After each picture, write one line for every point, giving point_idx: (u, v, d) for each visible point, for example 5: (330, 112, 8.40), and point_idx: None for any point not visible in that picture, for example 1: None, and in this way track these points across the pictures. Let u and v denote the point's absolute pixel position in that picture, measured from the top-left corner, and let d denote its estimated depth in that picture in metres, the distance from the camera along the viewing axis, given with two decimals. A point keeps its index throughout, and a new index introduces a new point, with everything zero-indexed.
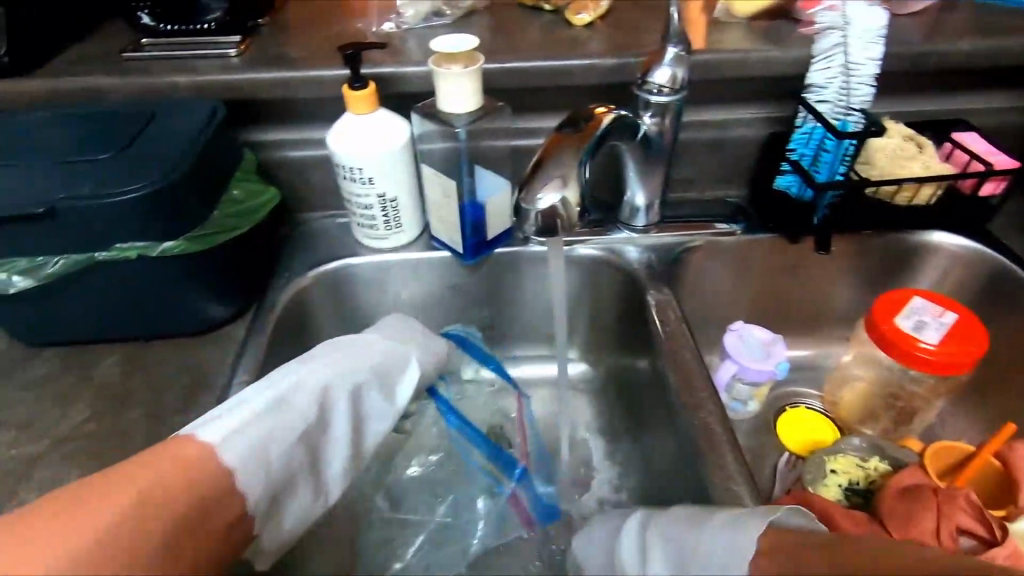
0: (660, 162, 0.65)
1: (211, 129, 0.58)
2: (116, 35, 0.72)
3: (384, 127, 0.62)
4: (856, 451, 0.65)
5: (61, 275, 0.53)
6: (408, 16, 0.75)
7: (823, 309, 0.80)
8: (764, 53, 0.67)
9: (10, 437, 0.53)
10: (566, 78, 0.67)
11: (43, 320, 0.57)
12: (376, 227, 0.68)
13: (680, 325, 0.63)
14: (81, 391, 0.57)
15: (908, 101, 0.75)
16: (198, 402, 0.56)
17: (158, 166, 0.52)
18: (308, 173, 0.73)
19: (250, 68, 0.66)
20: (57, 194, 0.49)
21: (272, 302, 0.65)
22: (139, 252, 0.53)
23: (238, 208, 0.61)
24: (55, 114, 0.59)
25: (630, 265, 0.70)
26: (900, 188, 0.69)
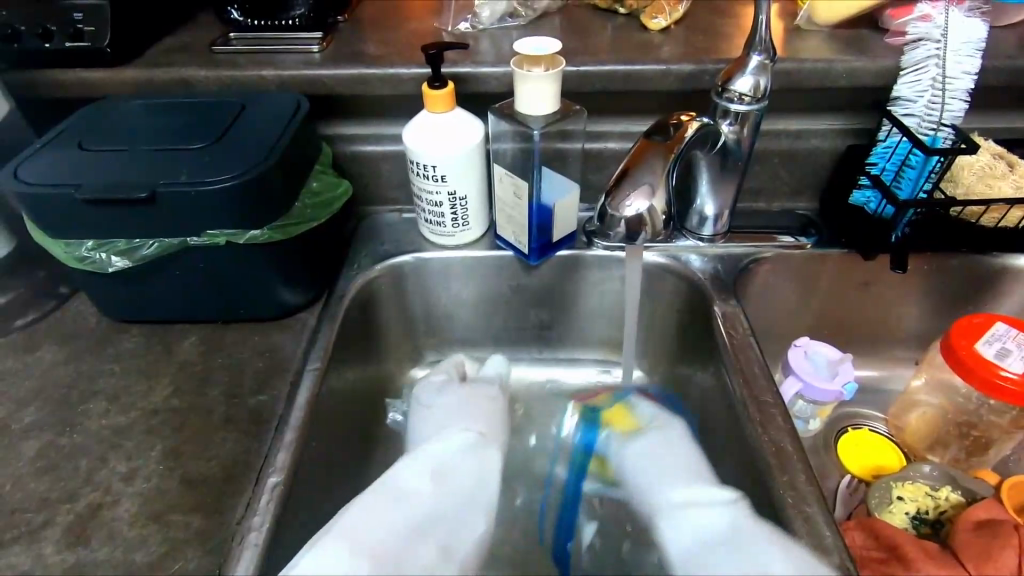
0: (735, 171, 0.64)
1: (297, 123, 0.60)
2: (205, 29, 0.75)
3: (460, 127, 0.62)
4: (926, 479, 0.63)
5: (154, 257, 0.56)
6: (483, 17, 0.75)
7: (893, 329, 0.77)
8: (849, 64, 0.65)
9: (101, 407, 0.56)
10: (643, 83, 0.66)
11: (135, 298, 0.61)
12: (443, 224, 0.69)
13: (746, 338, 0.62)
14: (165, 367, 0.60)
15: (999, 117, 0.71)
16: (273, 385, 0.58)
17: (249, 157, 0.55)
18: (380, 168, 0.75)
19: (331, 64, 0.68)
20: (158, 180, 0.52)
21: (342, 292, 0.67)
22: (227, 239, 0.55)
23: (316, 200, 0.63)
24: (154, 104, 0.62)
25: (694, 273, 0.69)
26: (987, 209, 0.66)
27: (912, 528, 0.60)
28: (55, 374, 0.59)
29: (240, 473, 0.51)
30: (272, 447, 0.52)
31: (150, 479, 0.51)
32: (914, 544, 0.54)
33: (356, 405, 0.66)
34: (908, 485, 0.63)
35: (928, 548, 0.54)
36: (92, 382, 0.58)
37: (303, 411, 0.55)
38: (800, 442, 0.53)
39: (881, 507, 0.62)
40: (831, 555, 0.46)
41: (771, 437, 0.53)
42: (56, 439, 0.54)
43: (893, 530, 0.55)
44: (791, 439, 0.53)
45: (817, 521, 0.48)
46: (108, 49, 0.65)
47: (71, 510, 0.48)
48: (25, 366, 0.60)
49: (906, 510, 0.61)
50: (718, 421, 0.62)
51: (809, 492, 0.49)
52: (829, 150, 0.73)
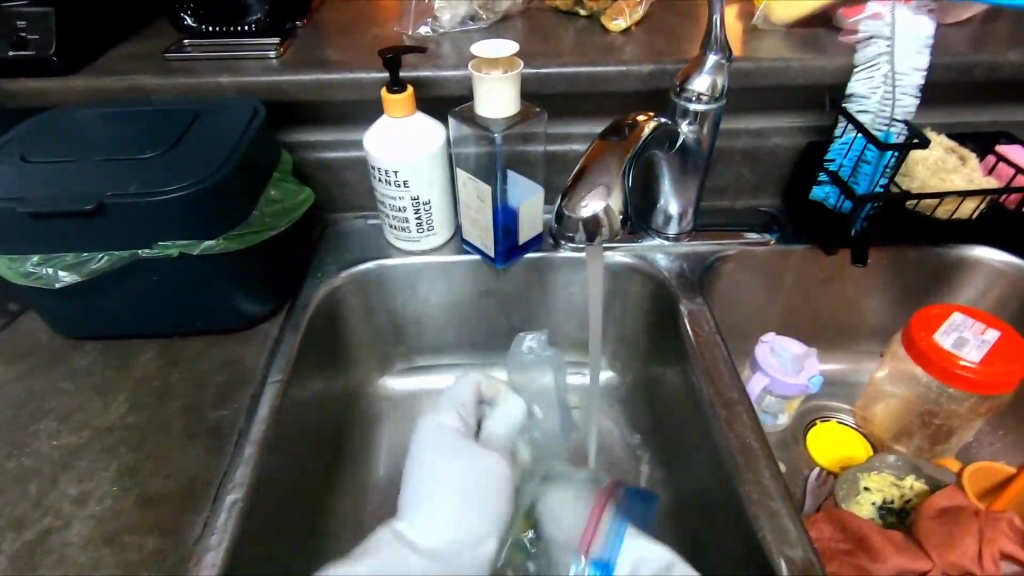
0: (697, 171, 0.64)
1: (252, 129, 0.59)
2: (159, 37, 0.73)
3: (421, 132, 0.62)
4: (892, 469, 0.64)
5: (104, 271, 0.54)
6: (445, 21, 0.75)
7: (856, 323, 0.79)
8: (805, 62, 0.67)
9: (52, 427, 0.54)
10: (604, 84, 0.66)
11: (89, 314, 0.59)
12: (408, 230, 0.68)
13: (712, 336, 0.63)
14: (121, 384, 0.58)
15: (950, 112, 0.73)
16: (233, 399, 0.57)
17: (200, 166, 0.53)
18: (343, 174, 0.74)
19: (289, 70, 0.67)
20: (104, 191, 0.51)
21: (305, 302, 0.66)
22: (180, 251, 0.54)
23: (275, 208, 0.62)
24: (103, 113, 0.60)
25: (660, 272, 0.69)
26: (941, 202, 0.67)
27: (879, 518, 0.61)
28: (4, 395, 0.57)
29: (198, 492, 0.49)
30: (231, 464, 0.51)
31: (103, 501, 0.49)
32: (880, 535, 0.55)
33: (322, 417, 0.65)
34: (874, 476, 0.63)
35: (894, 538, 0.55)
36: (42, 402, 0.56)
37: (264, 424, 0.54)
38: (765, 439, 0.53)
39: (849, 498, 0.62)
40: (796, 549, 0.46)
41: (736, 435, 0.54)
42: (4, 463, 0.51)
43: (860, 521, 0.56)
44: (757, 437, 0.53)
45: (782, 516, 0.48)
46: (55, 57, 0.63)
47: (19, 536, 0.47)
48: None
49: (872, 500, 0.62)
50: (686, 419, 0.62)
51: (775, 487, 0.50)
52: (790, 147, 0.74)
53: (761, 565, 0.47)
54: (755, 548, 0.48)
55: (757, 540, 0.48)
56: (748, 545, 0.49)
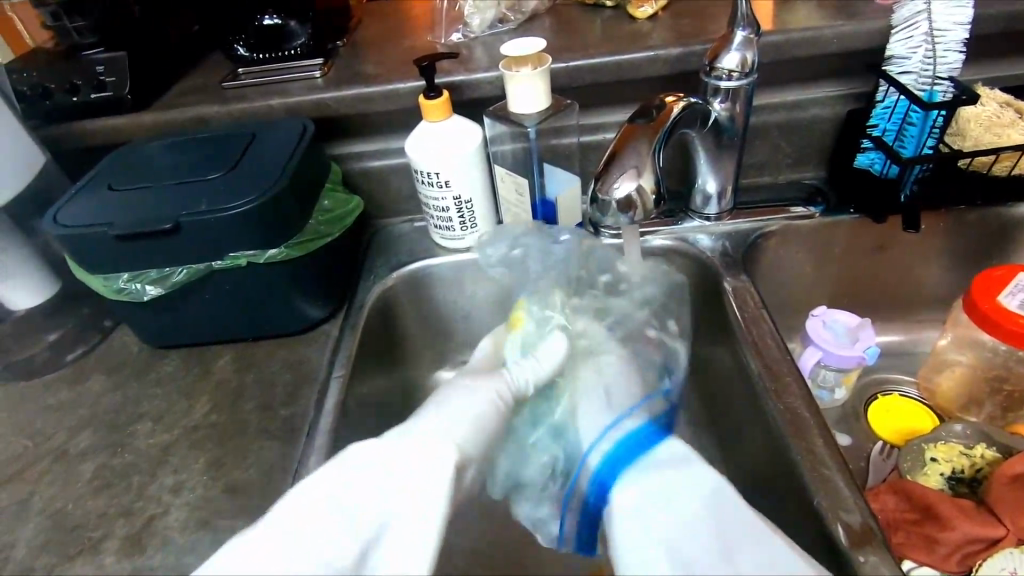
0: (733, 148, 0.65)
1: (304, 144, 0.63)
2: (217, 68, 0.80)
3: (458, 133, 0.65)
4: (960, 439, 0.62)
5: (184, 283, 0.60)
6: (475, 26, 0.77)
7: (912, 292, 0.76)
8: (839, 29, 0.66)
9: (148, 426, 0.60)
10: (633, 71, 0.68)
11: (171, 323, 0.64)
12: (452, 229, 0.71)
13: (758, 311, 0.62)
14: (203, 386, 0.63)
15: (1002, 65, 0.70)
16: (303, 394, 0.61)
17: (261, 181, 0.58)
18: (389, 182, 0.78)
19: (334, 87, 0.71)
20: (180, 211, 0.56)
21: (361, 302, 0.70)
22: (249, 260, 0.59)
23: (330, 216, 0.67)
24: (172, 142, 0.66)
25: (702, 253, 0.69)
26: (997, 158, 0.64)
27: (948, 489, 0.59)
28: (105, 401, 0.63)
29: (275, 481, 0.54)
30: (303, 453, 0.56)
31: (195, 490, 0.54)
32: (945, 502, 0.54)
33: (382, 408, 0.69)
34: (941, 446, 0.61)
35: (963, 506, 0.54)
36: (136, 405, 0.63)
37: (331, 416, 0.58)
38: (817, 408, 0.53)
39: (914, 470, 0.61)
40: (853, 514, 0.46)
41: (786, 406, 0.54)
42: (109, 460, 0.58)
43: (926, 490, 0.55)
44: (808, 406, 0.53)
45: (837, 483, 0.48)
46: (129, 95, 0.70)
47: (127, 523, 0.52)
48: (78, 396, 0.64)
49: (940, 471, 0.60)
50: (736, 396, 0.62)
51: (829, 456, 0.50)
52: (830, 117, 0.73)
53: (818, 533, 0.47)
54: (810, 518, 0.48)
55: (812, 507, 0.48)
56: (803, 514, 0.49)
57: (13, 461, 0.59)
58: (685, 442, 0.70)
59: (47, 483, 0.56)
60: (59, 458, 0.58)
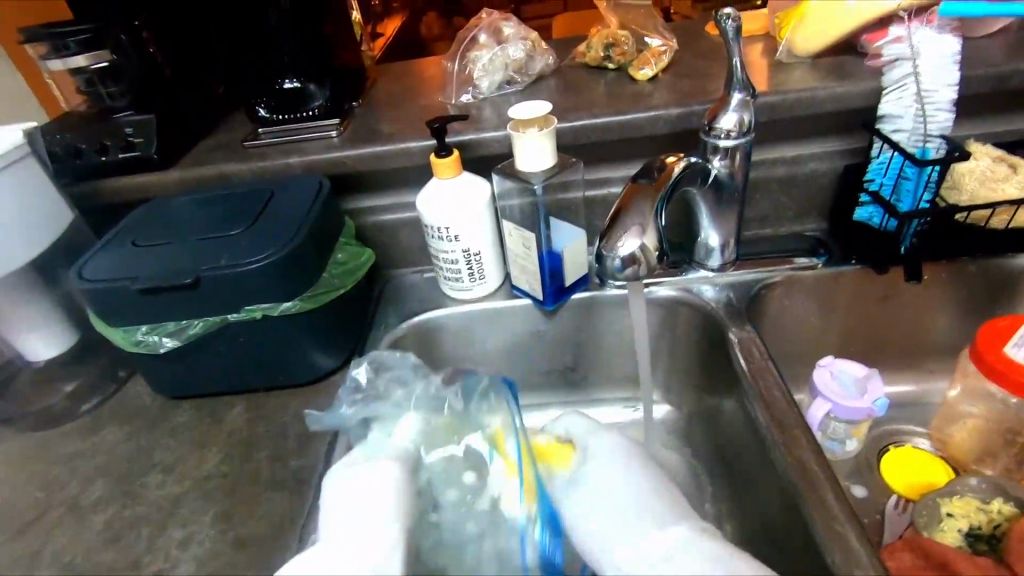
0: (733, 202, 0.67)
1: (320, 201, 0.66)
2: (239, 128, 0.84)
3: (467, 189, 0.68)
4: (976, 493, 0.61)
5: (199, 335, 0.61)
6: (484, 87, 0.81)
7: (919, 342, 0.77)
8: (833, 90, 0.69)
9: (159, 477, 0.61)
10: (636, 130, 0.71)
11: (185, 374, 0.66)
12: (460, 280, 0.73)
13: (764, 362, 0.63)
14: (215, 437, 0.64)
15: (995, 121, 0.73)
16: (313, 445, 0.61)
17: (278, 237, 0.60)
18: (401, 234, 0.80)
19: (349, 146, 0.75)
20: (200, 266, 0.58)
21: (371, 352, 0.71)
22: (263, 313, 0.60)
23: (343, 269, 0.69)
24: (194, 199, 0.69)
25: (707, 303, 0.70)
26: (994, 212, 0.66)
27: (967, 546, 0.57)
28: (118, 452, 0.64)
29: (283, 535, 0.54)
30: (313, 505, 0.56)
31: (203, 543, 0.54)
32: (964, 559, 0.53)
33: None
34: (957, 501, 0.60)
35: (981, 564, 0.53)
36: (148, 456, 0.63)
37: None
38: (828, 462, 0.53)
39: (930, 525, 0.60)
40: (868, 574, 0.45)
41: (797, 460, 0.53)
42: (120, 511, 0.58)
43: (943, 546, 0.54)
44: (818, 458, 0.53)
45: (850, 539, 0.47)
46: (155, 154, 0.73)
47: None
48: (90, 447, 0.65)
49: (957, 527, 0.59)
50: (746, 448, 0.62)
51: (841, 511, 0.49)
52: (828, 171, 0.75)
53: None
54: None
55: (827, 564, 0.47)
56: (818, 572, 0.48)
57: (23, 513, 0.59)
58: (697, 496, 0.69)
59: (56, 535, 0.57)
60: (70, 509, 0.59)
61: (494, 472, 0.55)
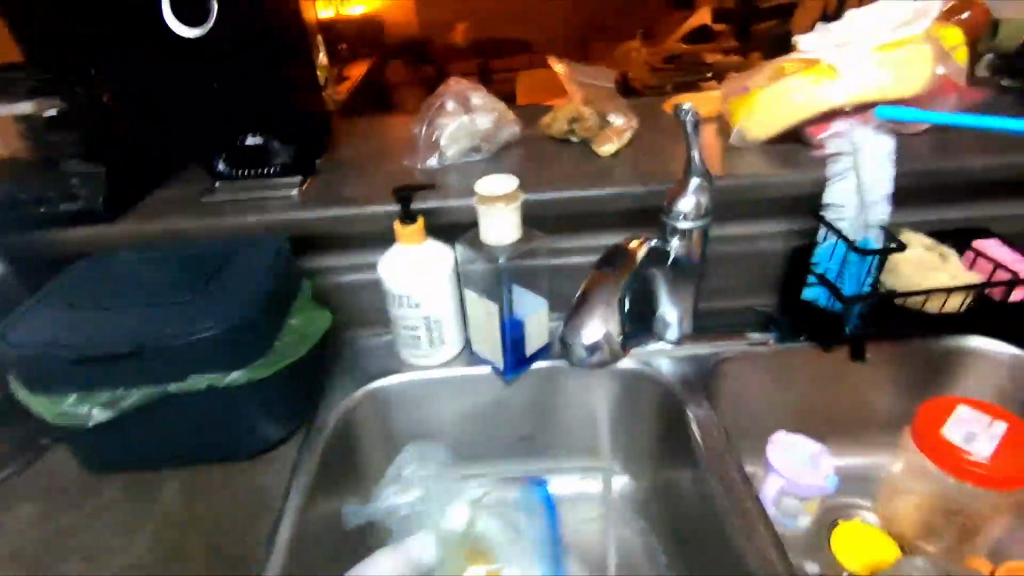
0: (691, 280, 0.69)
1: (278, 266, 0.64)
2: (195, 181, 0.82)
3: (431, 257, 0.67)
4: (922, 573, 0.62)
5: (136, 407, 0.57)
6: (451, 153, 0.82)
7: (864, 416, 0.79)
8: (781, 178, 0.73)
9: (80, 568, 0.55)
10: (599, 205, 0.73)
11: (117, 446, 0.61)
12: (420, 346, 0.72)
13: (722, 441, 0.64)
14: (147, 518, 0.59)
15: (926, 210, 0.78)
16: (256, 528, 0.58)
17: (230, 304, 0.58)
18: (360, 296, 0.79)
19: (311, 207, 0.73)
20: (143, 333, 0.55)
21: (324, 421, 0.68)
22: (210, 382, 0.58)
23: (299, 334, 0.66)
24: (142, 258, 0.66)
25: (665, 377, 0.71)
26: (928, 298, 0.70)
27: None
28: (36, 536, 0.59)
29: None
30: None
31: None
32: None
33: (338, 541, 0.66)
34: None
35: None
36: (71, 541, 0.58)
37: (285, 556, 0.54)
38: (783, 549, 0.54)
39: None
40: None
41: (755, 549, 0.54)
42: None
43: None
44: (774, 545, 0.54)
45: None
46: (103, 207, 0.70)
47: None
48: (2, 531, 0.59)
49: None
50: (704, 532, 0.62)
51: None
52: (778, 250, 0.79)
53: None
54: None
55: None
56: None
57: None
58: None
59: None
60: None
61: (481, 542, 0.70)
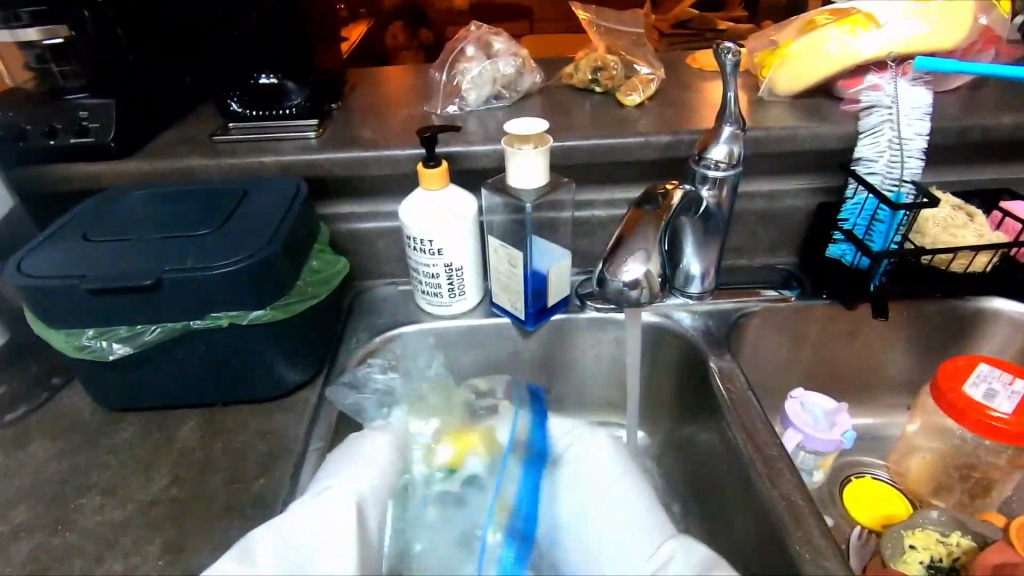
0: (719, 232, 0.68)
1: (298, 205, 0.62)
2: (205, 121, 0.79)
3: (454, 202, 0.65)
4: (936, 525, 0.63)
5: (155, 344, 0.56)
6: (471, 100, 0.80)
7: (879, 376, 0.80)
8: (811, 130, 0.71)
9: (97, 501, 0.54)
10: (625, 155, 0.71)
11: (134, 385, 0.60)
12: (440, 295, 0.70)
13: (745, 392, 0.63)
14: (164, 456, 0.58)
15: (953, 171, 0.77)
16: (277, 467, 0.57)
17: (252, 241, 0.56)
18: (376, 244, 0.77)
19: (328, 149, 0.71)
20: (163, 267, 0.53)
21: (342, 366, 0.67)
22: (231, 321, 0.56)
23: (318, 278, 0.65)
24: (155, 194, 0.64)
25: (686, 331, 0.71)
26: (955, 256, 0.70)
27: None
28: (50, 470, 0.57)
29: None
30: None
31: None
32: None
33: None
34: (919, 533, 0.62)
35: None
36: (85, 476, 0.57)
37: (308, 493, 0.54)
38: (810, 495, 0.54)
39: (895, 558, 0.61)
40: None
41: (782, 495, 0.54)
42: (49, 539, 0.51)
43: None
44: (801, 491, 0.54)
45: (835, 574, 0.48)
46: (113, 142, 0.67)
47: None
48: (15, 465, 0.58)
49: (919, 559, 0.60)
50: (727, 481, 0.62)
51: (826, 546, 0.50)
52: (803, 208, 0.78)
53: None
54: None
55: None
56: None
57: None
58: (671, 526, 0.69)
59: None
60: None
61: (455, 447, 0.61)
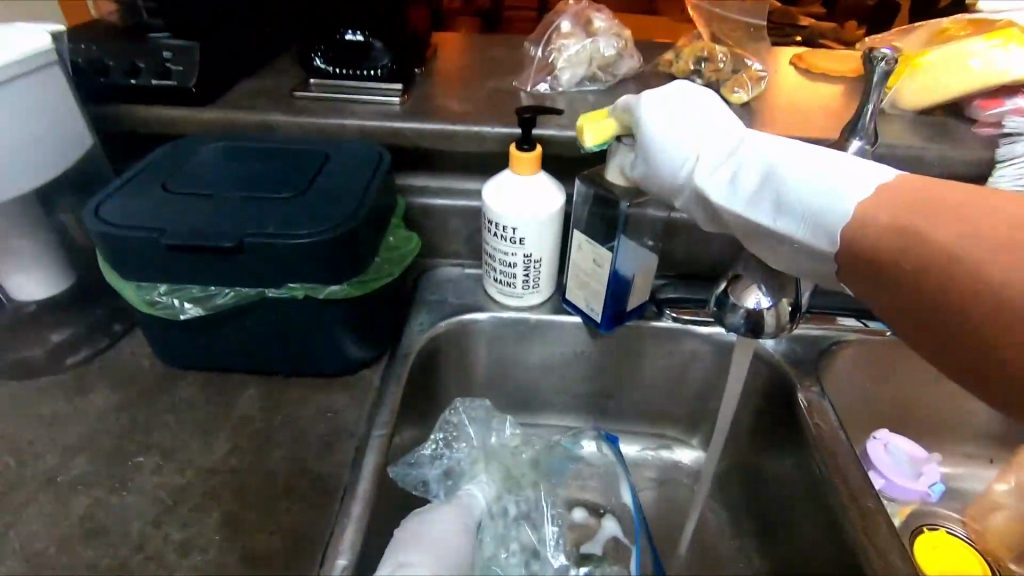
0: None
1: (382, 176, 0.58)
2: (284, 75, 0.75)
3: (543, 190, 0.61)
4: None
5: (228, 307, 0.54)
6: (565, 79, 0.75)
7: (967, 423, 0.74)
8: (942, 151, 0.64)
9: (155, 462, 0.53)
10: None
11: (198, 344, 0.58)
12: (513, 285, 0.67)
13: (836, 431, 0.60)
14: (224, 422, 0.56)
15: None
16: (339, 448, 0.54)
17: (336, 211, 0.52)
18: (449, 222, 0.73)
19: (413, 118, 0.67)
20: (243, 230, 0.50)
21: (408, 348, 0.64)
22: (307, 293, 0.53)
23: (392, 254, 0.61)
24: (235, 148, 0.61)
25: (771, 354, 0.66)
26: None
27: None
28: (110, 423, 0.56)
29: (303, 553, 0.47)
30: (338, 519, 0.49)
31: (207, 551, 0.47)
32: None
33: None
34: None
35: None
36: (144, 434, 0.55)
37: (372, 481, 0.51)
38: None
39: None
40: None
41: None
42: (107, 496, 0.50)
43: None
44: None
45: None
46: (194, 88, 0.64)
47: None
48: (75, 413, 0.57)
49: None
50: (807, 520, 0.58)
51: None
52: None
53: None
54: None
55: None
56: None
57: None
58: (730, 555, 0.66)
59: (31, 515, 0.49)
60: (47, 486, 0.51)
61: (529, 482, 0.59)
